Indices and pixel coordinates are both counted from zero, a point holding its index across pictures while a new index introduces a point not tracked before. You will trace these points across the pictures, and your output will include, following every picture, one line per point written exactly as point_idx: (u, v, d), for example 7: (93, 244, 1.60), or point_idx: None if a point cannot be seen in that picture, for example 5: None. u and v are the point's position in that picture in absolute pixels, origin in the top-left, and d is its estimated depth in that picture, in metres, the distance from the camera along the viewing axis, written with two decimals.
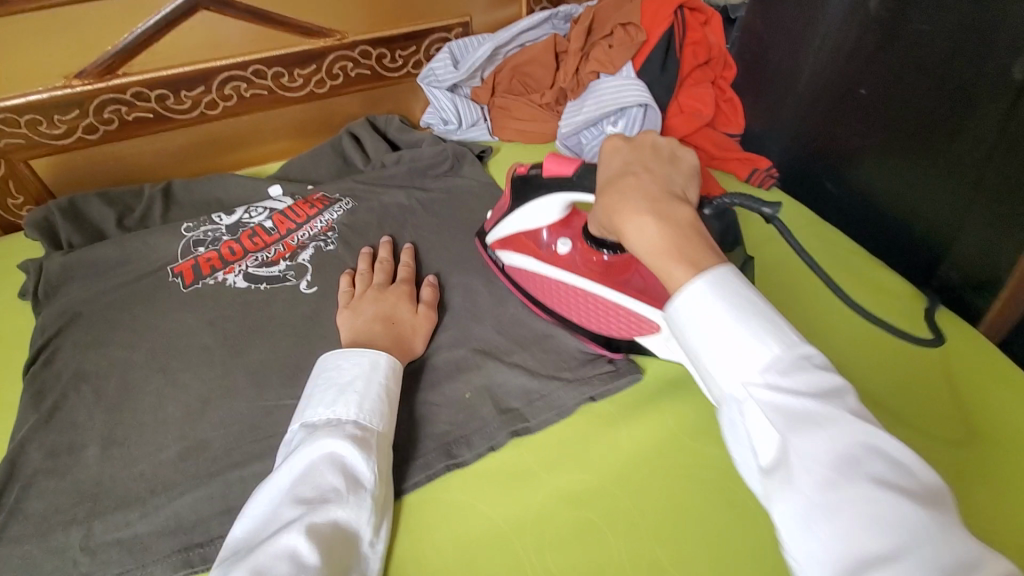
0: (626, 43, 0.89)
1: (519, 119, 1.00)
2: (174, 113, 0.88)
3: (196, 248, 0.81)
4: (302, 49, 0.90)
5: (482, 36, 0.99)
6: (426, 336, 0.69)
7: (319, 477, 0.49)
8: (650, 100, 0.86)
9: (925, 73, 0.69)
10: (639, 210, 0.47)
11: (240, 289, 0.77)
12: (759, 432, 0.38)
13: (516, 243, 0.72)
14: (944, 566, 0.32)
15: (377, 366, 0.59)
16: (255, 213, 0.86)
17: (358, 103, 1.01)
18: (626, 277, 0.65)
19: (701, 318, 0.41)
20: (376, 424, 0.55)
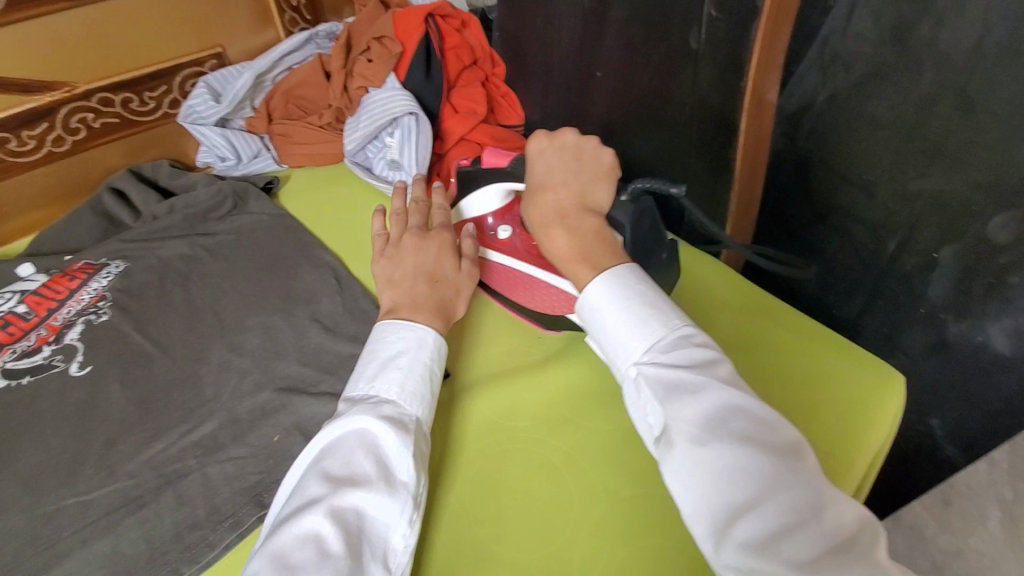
0: (387, 55, 0.92)
1: (302, 143, 0.97)
2: None
3: None
4: (24, 108, 0.82)
5: (241, 65, 0.96)
6: (467, 298, 0.64)
7: (350, 457, 0.47)
8: (417, 108, 0.89)
9: (635, 51, 0.77)
10: (550, 224, 0.58)
11: None
12: (647, 402, 0.46)
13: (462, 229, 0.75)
14: (792, 504, 0.39)
15: (423, 342, 0.56)
16: (3, 300, 0.76)
17: (115, 155, 0.92)
18: None
19: (600, 309, 0.51)
20: (413, 404, 0.53)
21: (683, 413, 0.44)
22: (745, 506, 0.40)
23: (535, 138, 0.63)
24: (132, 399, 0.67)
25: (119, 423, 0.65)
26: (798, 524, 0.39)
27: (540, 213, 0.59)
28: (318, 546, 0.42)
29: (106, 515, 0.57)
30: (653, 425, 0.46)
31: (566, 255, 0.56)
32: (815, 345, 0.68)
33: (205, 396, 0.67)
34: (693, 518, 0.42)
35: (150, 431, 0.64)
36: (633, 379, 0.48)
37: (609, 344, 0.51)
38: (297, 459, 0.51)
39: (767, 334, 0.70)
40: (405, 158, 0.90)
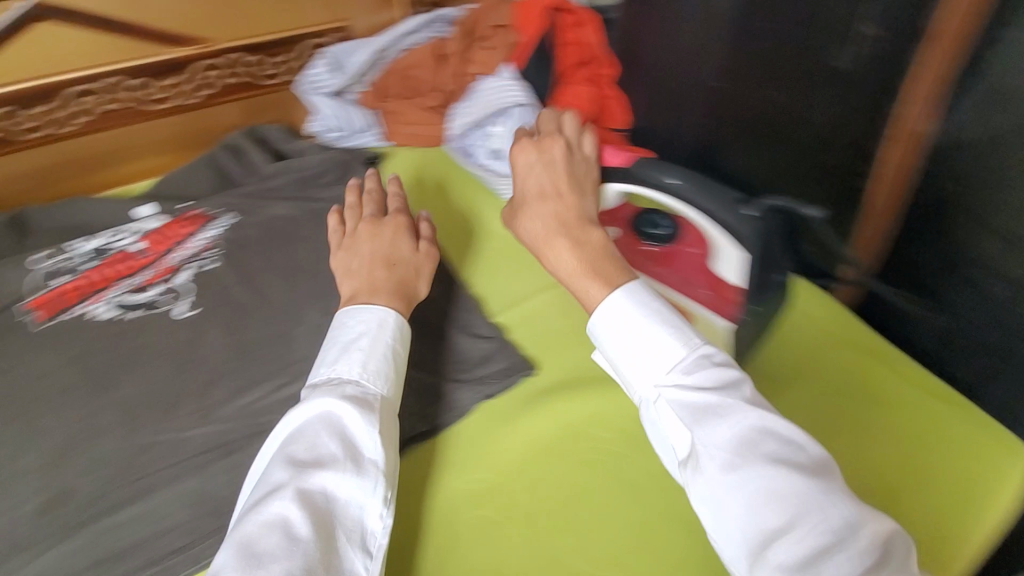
0: (505, 45, 0.93)
1: (409, 124, 0.99)
2: (22, 132, 0.81)
3: (53, 280, 0.74)
4: (163, 58, 0.85)
5: (362, 41, 0.98)
6: (429, 279, 0.68)
7: (315, 440, 0.50)
8: (527, 101, 0.88)
9: (761, 63, 0.71)
10: (558, 236, 0.59)
11: (107, 320, 0.71)
12: (673, 427, 0.48)
13: None
14: (827, 526, 0.41)
15: (385, 324, 0.59)
16: (123, 236, 0.80)
17: (235, 114, 0.96)
18: (672, 270, 0.66)
19: (614, 332, 0.53)
20: (383, 383, 0.55)
21: (713, 437, 0.45)
22: (779, 532, 0.42)
23: (517, 150, 0.67)
24: (230, 347, 0.69)
25: (217, 368, 0.67)
26: (834, 545, 0.41)
27: (532, 227, 0.62)
28: (285, 530, 0.44)
29: (198, 455, 0.59)
30: (680, 449, 0.48)
31: (573, 267, 0.58)
32: (930, 398, 0.63)
33: (297, 355, 0.69)
34: (729, 545, 0.44)
35: (244, 380, 0.66)
36: (656, 401, 0.50)
37: (627, 368, 0.52)
38: (266, 443, 0.54)
39: (873, 385, 0.65)
40: (509, 149, 0.89)
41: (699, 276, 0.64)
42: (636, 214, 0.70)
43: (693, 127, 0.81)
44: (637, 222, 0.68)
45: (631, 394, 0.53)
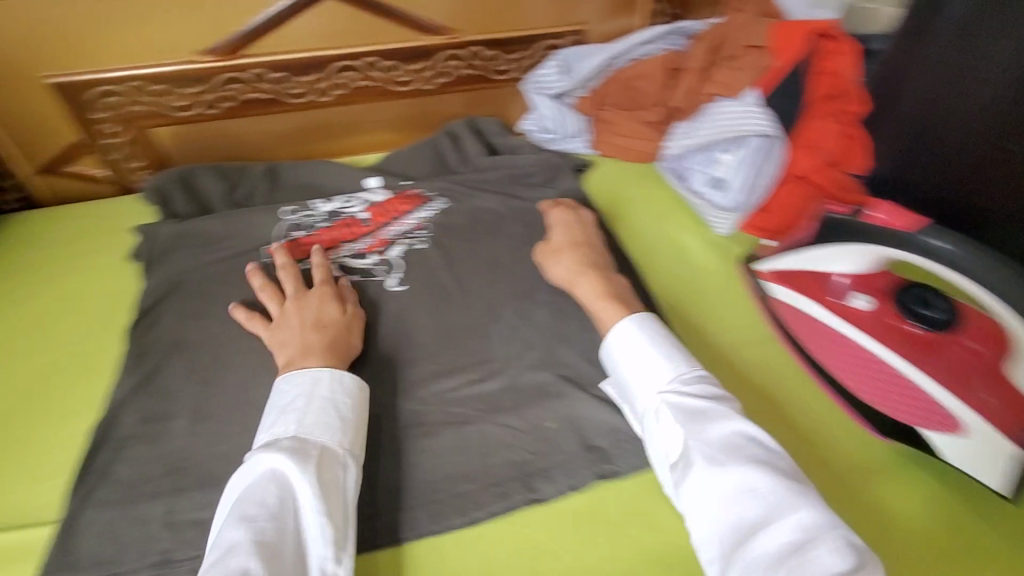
0: (755, 66, 0.83)
1: (621, 135, 0.96)
2: (289, 97, 0.89)
3: (292, 232, 0.81)
4: (416, 46, 0.89)
5: (595, 45, 0.96)
6: (359, 334, 0.68)
7: (262, 493, 0.49)
8: (774, 131, 0.80)
9: None
10: (574, 272, 0.72)
11: (330, 279, 0.77)
12: (668, 433, 0.54)
13: (799, 279, 0.69)
14: (798, 521, 0.46)
15: (319, 381, 0.58)
16: (352, 204, 0.87)
17: (460, 103, 1.00)
18: (936, 356, 0.60)
19: (626, 349, 0.61)
20: (345, 437, 0.55)
21: (703, 434, 0.53)
22: (759, 525, 0.47)
23: (553, 210, 0.82)
24: (431, 330, 0.72)
25: (418, 348, 0.70)
26: (812, 537, 0.45)
27: (556, 266, 0.74)
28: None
29: (395, 429, 0.62)
30: (673, 454, 0.54)
31: (597, 301, 0.68)
32: None
33: (491, 353, 0.69)
34: (707, 535, 0.49)
35: (441, 366, 0.68)
36: (655, 409, 0.57)
37: (631, 382, 0.60)
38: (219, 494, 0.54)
39: None
40: (738, 179, 0.83)
41: (977, 378, 0.58)
42: (898, 287, 0.65)
43: (973, 191, 0.70)
44: (903, 295, 0.64)
45: (632, 412, 0.60)
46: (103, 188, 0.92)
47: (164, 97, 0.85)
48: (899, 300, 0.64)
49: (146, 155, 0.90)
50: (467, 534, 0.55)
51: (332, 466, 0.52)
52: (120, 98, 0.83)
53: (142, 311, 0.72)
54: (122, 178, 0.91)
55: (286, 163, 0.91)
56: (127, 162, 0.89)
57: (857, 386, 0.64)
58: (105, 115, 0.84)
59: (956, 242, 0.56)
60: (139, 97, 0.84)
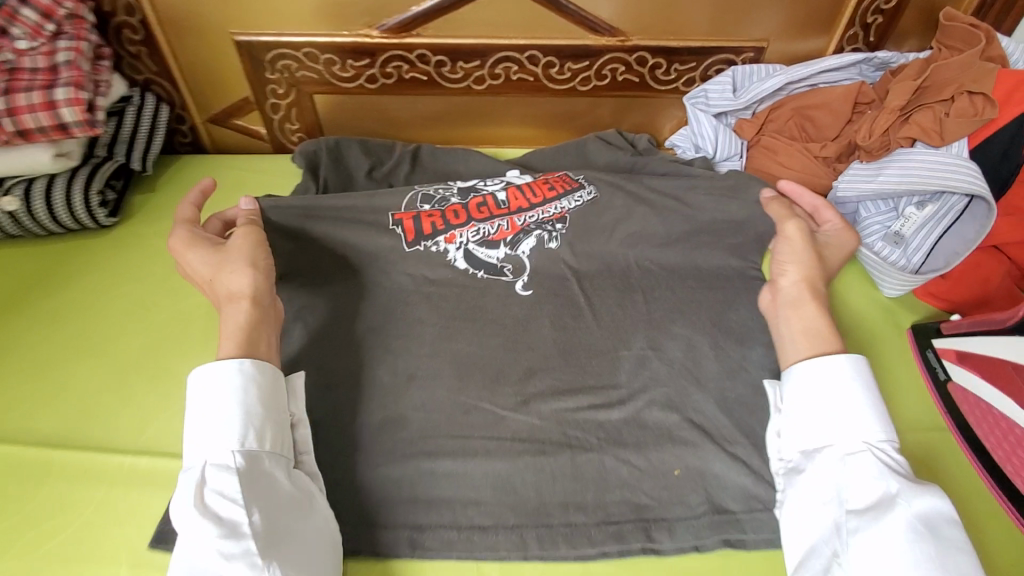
0: (969, 114, 0.72)
1: (784, 166, 0.86)
2: (445, 80, 0.89)
3: (422, 203, 0.76)
4: (582, 45, 0.86)
5: (773, 66, 0.88)
6: (248, 258, 0.62)
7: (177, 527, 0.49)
8: (983, 193, 0.68)
9: None
10: (804, 288, 0.64)
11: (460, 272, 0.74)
12: (864, 476, 0.51)
13: (990, 368, 0.61)
14: None
15: (196, 386, 0.53)
16: (489, 182, 0.81)
17: (610, 108, 0.95)
18: None
19: (837, 385, 0.56)
20: (234, 440, 0.51)
21: (913, 498, 0.49)
22: None
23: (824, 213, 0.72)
24: (555, 344, 0.68)
25: (540, 358, 0.67)
26: None
27: (787, 272, 0.66)
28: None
29: (513, 441, 0.60)
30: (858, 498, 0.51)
31: (819, 326, 0.62)
32: None
33: (617, 380, 0.65)
34: None
35: (563, 383, 0.65)
36: (857, 454, 0.52)
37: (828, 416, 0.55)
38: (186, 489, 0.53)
39: None
40: (922, 239, 0.72)
41: None
42: None
43: None
44: None
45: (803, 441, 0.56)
46: (260, 143, 0.97)
47: (331, 66, 0.87)
48: None
49: (301, 118, 0.93)
50: (576, 568, 0.53)
51: (220, 477, 0.49)
52: (292, 62, 0.87)
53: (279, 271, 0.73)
54: (278, 137, 0.96)
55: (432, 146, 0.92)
56: (285, 122, 0.93)
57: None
58: (276, 77, 0.88)
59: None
60: (309, 64, 0.87)
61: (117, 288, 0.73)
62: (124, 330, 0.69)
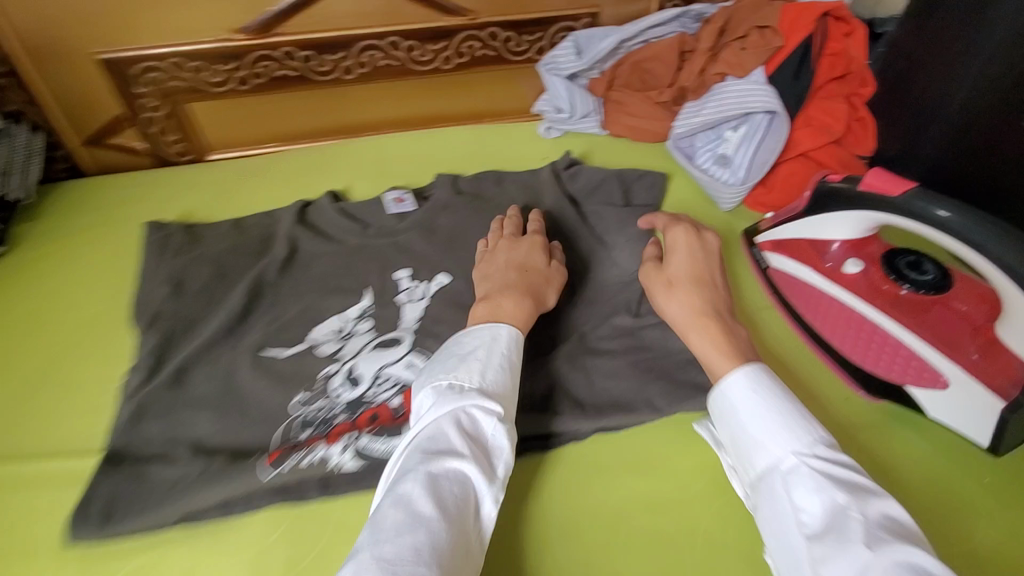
0: (761, 46, 0.85)
1: (632, 115, 0.98)
2: (314, 74, 0.95)
3: (300, 432, 0.59)
4: (438, 26, 0.94)
5: (608, 28, 0.99)
6: (558, 289, 0.71)
7: (444, 437, 0.51)
8: (777, 107, 0.82)
9: None
10: (697, 317, 0.62)
11: (359, 351, 0.66)
12: (808, 492, 0.47)
13: (793, 247, 0.69)
14: None
15: (498, 337, 0.60)
16: (380, 383, 0.62)
17: (474, 83, 1.04)
18: (922, 317, 0.59)
19: (747, 402, 0.54)
20: (511, 391, 0.57)
21: (859, 503, 0.45)
22: None
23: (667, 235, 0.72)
24: (442, 292, 0.74)
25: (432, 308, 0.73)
26: None
27: (670, 305, 0.65)
28: (410, 508, 0.47)
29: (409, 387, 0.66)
30: (811, 521, 0.46)
31: (717, 356, 0.59)
32: None
33: None
34: None
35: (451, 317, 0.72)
36: (795, 470, 0.49)
37: (753, 434, 0.53)
38: (424, 399, 0.56)
39: None
40: (742, 156, 0.84)
41: (969, 339, 0.56)
42: (891, 250, 0.64)
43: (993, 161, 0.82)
44: (891, 258, 0.63)
45: (746, 470, 0.53)
46: (143, 161, 0.99)
47: (202, 73, 0.91)
48: (888, 260, 0.63)
49: (181, 128, 0.96)
50: None
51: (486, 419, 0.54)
52: (159, 73, 0.90)
53: (171, 278, 0.73)
54: (159, 151, 0.98)
55: (299, 229, 0.82)
56: (164, 135, 0.96)
57: (847, 346, 0.62)
58: (147, 90, 0.91)
59: (922, 198, 0.56)
60: (178, 74, 0.90)
61: (3, 315, 0.74)
62: (17, 349, 0.70)
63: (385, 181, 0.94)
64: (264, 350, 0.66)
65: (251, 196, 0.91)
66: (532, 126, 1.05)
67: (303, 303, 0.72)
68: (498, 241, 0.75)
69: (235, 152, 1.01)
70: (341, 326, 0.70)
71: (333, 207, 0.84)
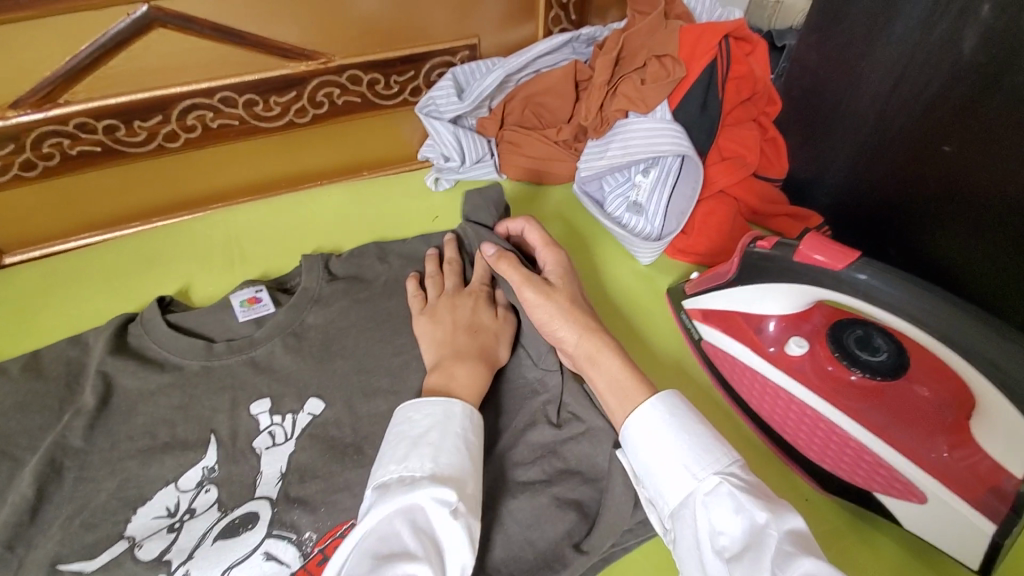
0: (665, 77, 0.74)
1: (530, 157, 0.85)
2: (126, 146, 0.75)
3: None
4: (282, 75, 0.77)
5: (492, 61, 0.86)
6: (510, 343, 0.63)
7: (395, 541, 0.43)
8: (688, 150, 0.72)
9: (998, 145, 0.62)
10: (598, 340, 0.55)
11: (195, 547, 0.51)
12: (728, 516, 0.40)
13: (727, 321, 0.59)
14: None
15: (453, 415, 0.51)
16: None
17: (343, 134, 0.87)
18: (877, 407, 0.51)
19: (659, 426, 0.46)
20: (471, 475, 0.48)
21: (781, 526, 0.39)
22: None
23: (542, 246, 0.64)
24: (314, 426, 0.58)
25: (300, 451, 0.56)
26: None
27: (561, 325, 0.56)
28: None
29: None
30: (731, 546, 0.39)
31: (627, 380, 0.52)
32: None
33: None
34: None
35: (325, 462, 0.56)
36: (714, 492, 0.42)
37: (664, 458, 0.44)
38: (368, 495, 0.46)
39: None
40: (656, 204, 0.74)
41: (934, 433, 0.48)
42: (836, 325, 0.55)
43: (901, 189, 0.73)
44: (837, 335, 0.54)
45: (659, 503, 0.45)
46: None
47: None
48: (835, 337, 0.54)
49: None
50: None
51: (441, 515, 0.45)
52: None
53: None
54: None
55: (115, 362, 0.62)
56: None
57: (802, 443, 0.52)
58: None
59: (870, 270, 0.46)
60: None
61: None
62: None
63: (236, 271, 0.77)
64: (58, 566, 0.50)
65: (56, 317, 0.71)
66: (419, 175, 0.90)
67: (120, 475, 0.55)
68: (437, 294, 0.66)
69: (39, 250, 0.80)
70: (170, 504, 0.53)
71: (164, 321, 0.65)
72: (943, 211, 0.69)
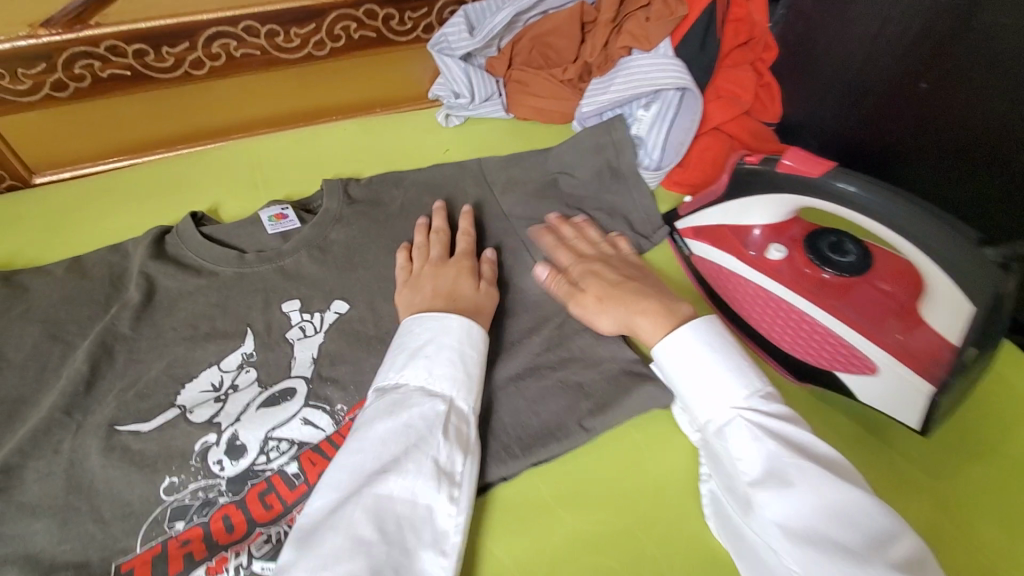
0: (665, 15, 0.78)
1: (537, 95, 0.90)
2: (154, 72, 0.79)
3: (173, 523, 0.52)
4: (302, 6, 0.80)
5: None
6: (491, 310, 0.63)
7: (382, 447, 0.48)
8: (688, 83, 0.77)
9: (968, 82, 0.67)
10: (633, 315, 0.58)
11: (240, 412, 0.57)
12: (747, 444, 0.47)
13: (715, 234, 0.64)
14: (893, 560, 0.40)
15: (449, 329, 0.56)
16: (271, 449, 0.55)
17: (358, 69, 0.91)
18: (845, 301, 0.58)
19: (689, 361, 0.53)
20: (459, 387, 0.53)
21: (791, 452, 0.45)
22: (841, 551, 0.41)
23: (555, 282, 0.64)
24: (341, 322, 0.64)
25: (330, 342, 0.63)
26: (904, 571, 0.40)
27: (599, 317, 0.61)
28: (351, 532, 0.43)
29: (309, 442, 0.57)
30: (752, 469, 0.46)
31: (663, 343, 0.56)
32: None
33: None
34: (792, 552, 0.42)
35: (354, 351, 0.62)
36: (735, 423, 0.48)
37: (697, 391, 0.51)
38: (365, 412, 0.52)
39: None
40: (656, 136, 0.79)
41: (889, 319, 0.55)
42: (813, 235, 0.61)
43: (880, 125, 0.79)
44: (814, 244, 0.61)
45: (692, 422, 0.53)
46: None
47: None
48: (811, 244, 0.61)
49: None
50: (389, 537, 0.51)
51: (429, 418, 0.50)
52: None
53: None
54: None
55: (157, 264, 0.67)
56: None
57: (777, 334, 0.60)
58: None
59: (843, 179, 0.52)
60: None
61: None
62: None
63: (261, 193, 0.82)
64: (117, 426, 0.56)
65: (93, 228, 0.76)
66: (431, 111, 0.94)
67: (167, 357, 0.61)
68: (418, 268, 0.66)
69: (68, 171, 0.84)
70: (215, 381, 0.60)
71: (198, 232, 0.70)
72: (914, 148, 0.75)
